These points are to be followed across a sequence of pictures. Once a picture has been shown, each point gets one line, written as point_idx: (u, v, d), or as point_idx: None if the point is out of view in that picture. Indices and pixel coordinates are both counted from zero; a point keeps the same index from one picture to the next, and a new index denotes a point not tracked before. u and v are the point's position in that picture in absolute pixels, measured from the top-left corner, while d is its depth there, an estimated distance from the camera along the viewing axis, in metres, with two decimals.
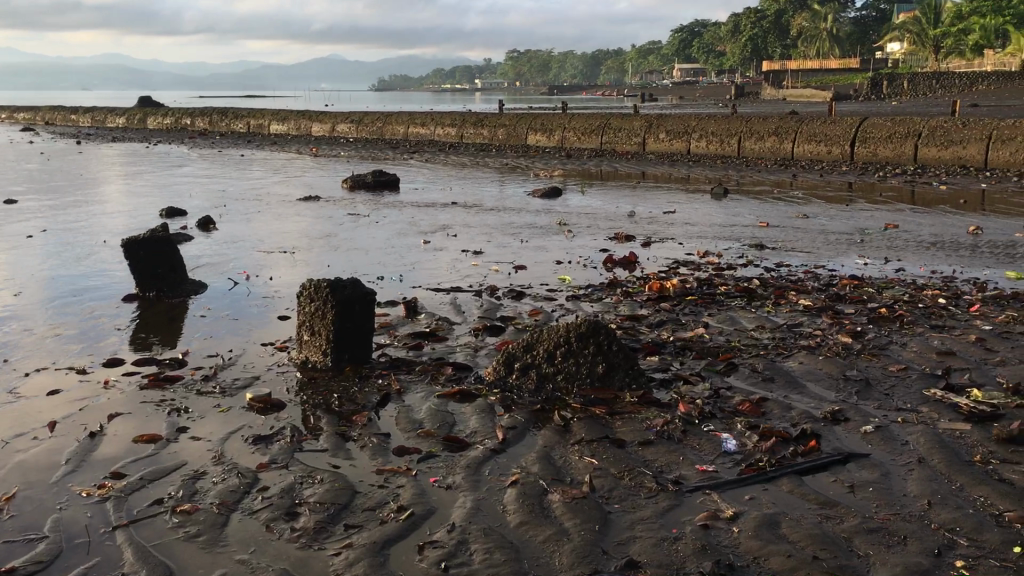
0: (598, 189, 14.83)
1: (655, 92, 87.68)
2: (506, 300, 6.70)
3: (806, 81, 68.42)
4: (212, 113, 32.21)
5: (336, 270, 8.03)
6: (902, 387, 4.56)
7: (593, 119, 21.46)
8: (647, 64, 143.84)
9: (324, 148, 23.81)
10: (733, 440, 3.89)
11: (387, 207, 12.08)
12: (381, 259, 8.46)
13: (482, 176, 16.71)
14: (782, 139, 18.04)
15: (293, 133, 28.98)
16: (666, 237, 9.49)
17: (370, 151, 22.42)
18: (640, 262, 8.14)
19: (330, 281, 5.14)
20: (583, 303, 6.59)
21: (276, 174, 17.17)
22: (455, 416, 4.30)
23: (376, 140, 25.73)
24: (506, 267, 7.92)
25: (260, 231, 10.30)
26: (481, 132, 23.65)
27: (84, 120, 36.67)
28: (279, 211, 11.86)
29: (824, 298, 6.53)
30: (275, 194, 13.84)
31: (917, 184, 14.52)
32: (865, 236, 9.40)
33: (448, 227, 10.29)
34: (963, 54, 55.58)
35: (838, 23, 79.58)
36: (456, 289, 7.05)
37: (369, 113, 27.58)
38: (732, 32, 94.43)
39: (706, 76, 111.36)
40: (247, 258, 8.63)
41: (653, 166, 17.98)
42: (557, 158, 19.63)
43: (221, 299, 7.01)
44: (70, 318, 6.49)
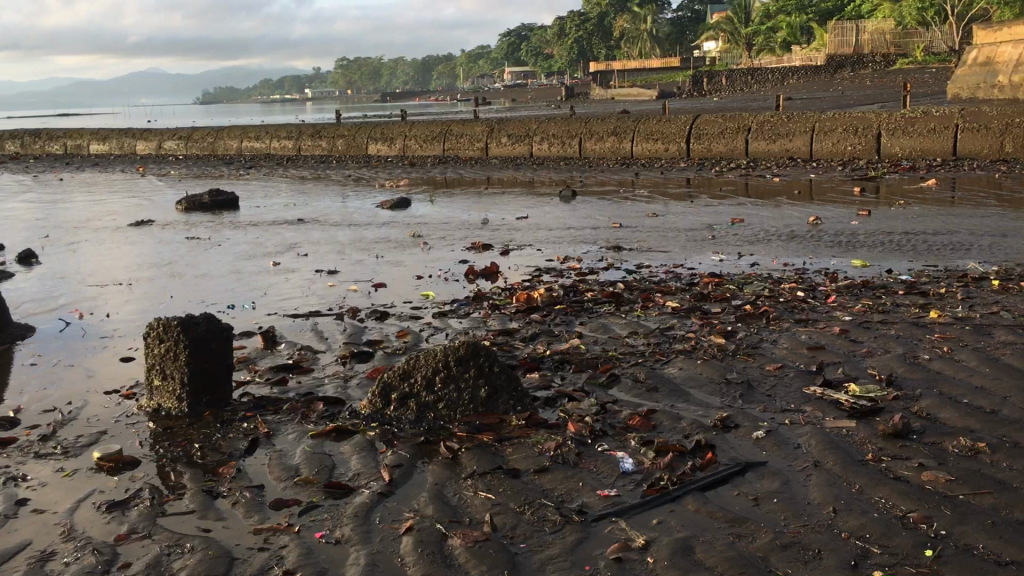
0: (446, 197, 14.63)
1: (488, 95, 88.43)
2: (370, 321, 6.39)
3: (632, 80, 70.65)
4: (23, 134, 30.04)
5: (180, 301, 7.49)
6: (782, 386, 4.56)
7: (433, 126, 21.25)
8: (477, 68, 145.01)
9: (151, 167, 22.56)
10: (630, 459, 3.76)
11: (228, 228, 11.46)
12: (229, 285, 7.96)
13: (325, 190, 16.20)
14: (621, 138, 18.37)
15: (116, 153, 27.38)
16: (523, 243, 9.38)
17: (202, 169, 21.41)
18: (501, 271, 7.98)
19: (181, 320, 4.70)
20: (450, 319, 6.36)
21: (101, 198, 16.08)
22: (334, 458, 3.98)
23: (207, 157, 24.61)
24: (365, 286, 7.59)
25: (89, 262, 9.54)
26: (319, 143, 23.02)
27: None
28: (109, 239, 11.04)
29: (689, 298, 6.56)
30: (102, 220, 12.91)
31: (752, 177, 15.07)
32: (715, 232, 9.59)
33: (297, 246, 9.83)
34: (774, 50, 58.83)
35: (658, 23, 82.60)
36: (314, 313, 6.68)
37: (197, 128, 26.36)
38: (559, 35, 96.44)
39: (536, 78, 113.27)
40: (77, 294, 7.93)
41: (498, 171, 17.95)
42: (400, 167, 19.31)
43: (52, 343, 6.38)
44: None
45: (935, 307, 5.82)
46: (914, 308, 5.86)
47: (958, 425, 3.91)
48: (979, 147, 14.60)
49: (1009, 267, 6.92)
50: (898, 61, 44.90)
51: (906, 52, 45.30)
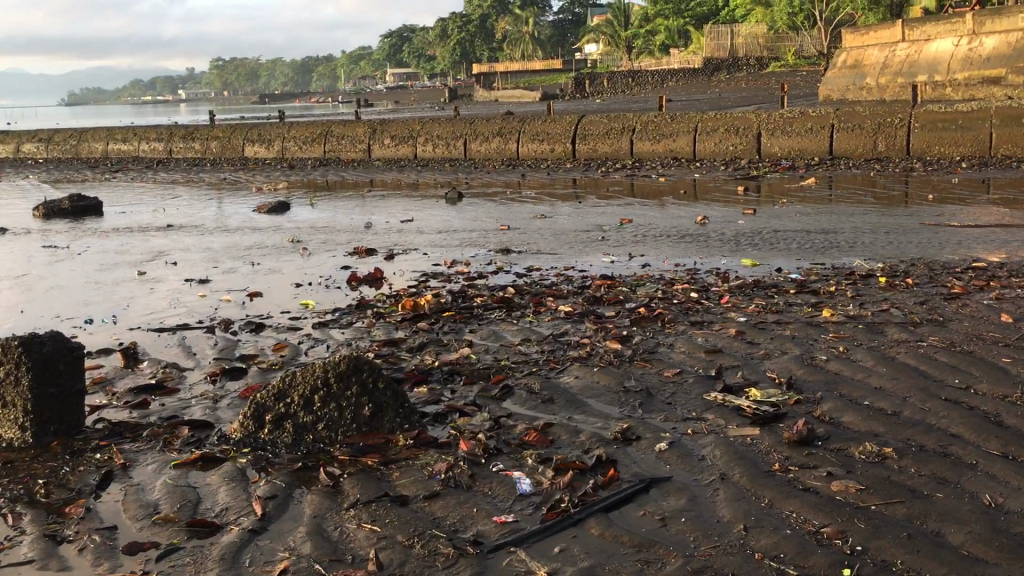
0: (328, 200, 14.12)
1: (371, 97, 87.39)
2: (244, 334, 5.95)
3: (515, 82, 70.97)
4: None
5: (30, 316, 6.84)
6: (682, 393, 4.38)
7: (313, 127, 20.63)
8: (359, 69, 143.25)
9: (8, 171, 21.17)
10: (527, 479, 3.48)
11: (91, 236, 10.70)
12: (89, 297, 7.35)
13: (198, 194, 15.43)
14: (506, 139, 18.19)
15: None
16: (409, 247, 9.04)
17: (65, 172, 20.18)
18: (386, 277, 7.63)
19: (22, 338, 4.13)
20: (331, 329, 5.98)
21: None
22: (199, 491, 3.57)
23: (71, 161, 23.28)
24: (239, 295, 7.12)
25: None
26: (193, 145, 22.04)
27: None
28: None
29: (582, 302, 6.36)
30: None
31: (637, 178, 15.12)
32: (604, 233, 9.47)
33: (166, 254, 9.22)
34: (653, 53, 60.11)
35: (539, 26, 83.27)
36: (182, 326, 6.18)
37: (59, 130, 24.91)
38: (441, 37, 96.11)
39: (419, 80, 112.60)
40: None
41: (381, 173, 17.52)
42: (279, 170, 18.64)
43: None
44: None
45: (827, 306, 5.78)
46: (807, 307, 5.81)
47: (862, 429, 3.79)
48: (853, 147, 15.01)
49: (893, 264, 6.99)
50: (770, 64, 46.50)
51: (777, 55, 47.20)
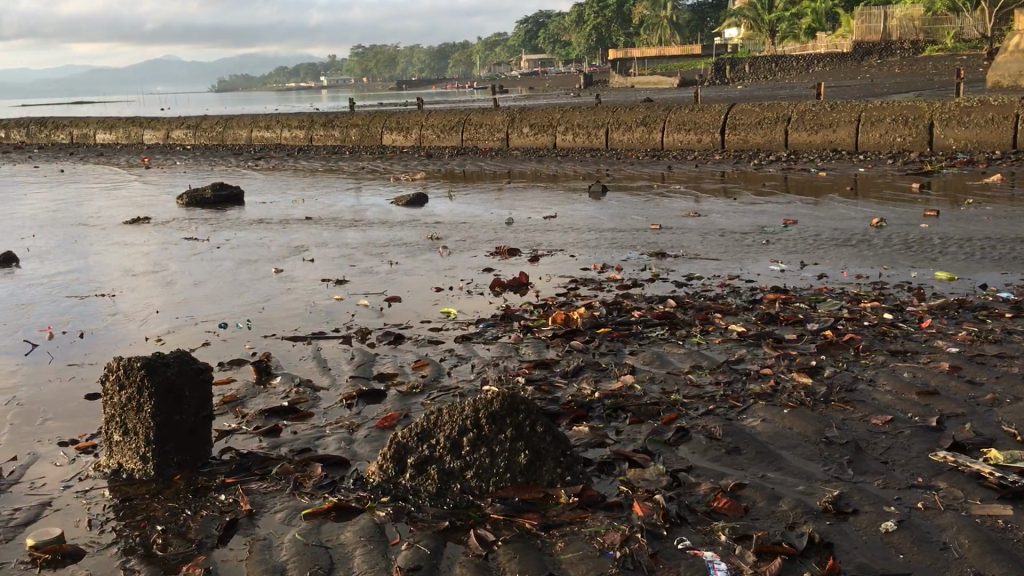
0: (467, 192, 13.69)
1: (506, 83, 87.38)
2: (381, 347, 5.47)
3: (652, 68, 69.44)
4: (31, 123, 29.25)
5: (166, 315, 6.56)
6: (901, 449, 3.61)
7: (451, 115, 20.30)
8: (494, 56, 143.74)
9: (159, 158, 21.74)
10: (723, 565, 2.82)
11: (231, 228, 10.56)
12: (225, 296, 7.07)
13: (337, 183, 15.28)
14: (650, 129, 17.38)
15: (124, 142, 26.54)
16: (553, 247, 8.46)
17: (211, 160, 20.54)
18: (532, 282, 7.06)
19: (145, 360, 3.72)
20: (475, 345, 5.44)
21: (101, 192, 15.21)
22: (332, 553, 3.06)
23: (218, 148, 23.76)
24: (377, 300, 6.68)
25: (75, 268, 8.64)
26: (333, 133, 22.11)
27: None
28: (101, 241, 10.15)
29: (755, 321, 5.61)
30: (98, 217, 12.04)
31: (795, 171, 14.07)
32: (767, 235, 8.63)
33: (305, 249, 8.94)
34: (798, 36, 57.48)
35: (678, 10, 81.28)
36: (317, 336, 5.77)
37: (208, 118, 25.49)
38: (577, 23, 95.20)
39: (555, 66, 112.03)
40: (51, 308, 6.99)
41: (519, 163, 17.00)
42: (416, 159, 18.37)
43: (16, 369, 5.40)
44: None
45: None
46: None
47: None
48: None
49: None
50: (929, 48, 43.70)
51: (935, 38, 44.07)
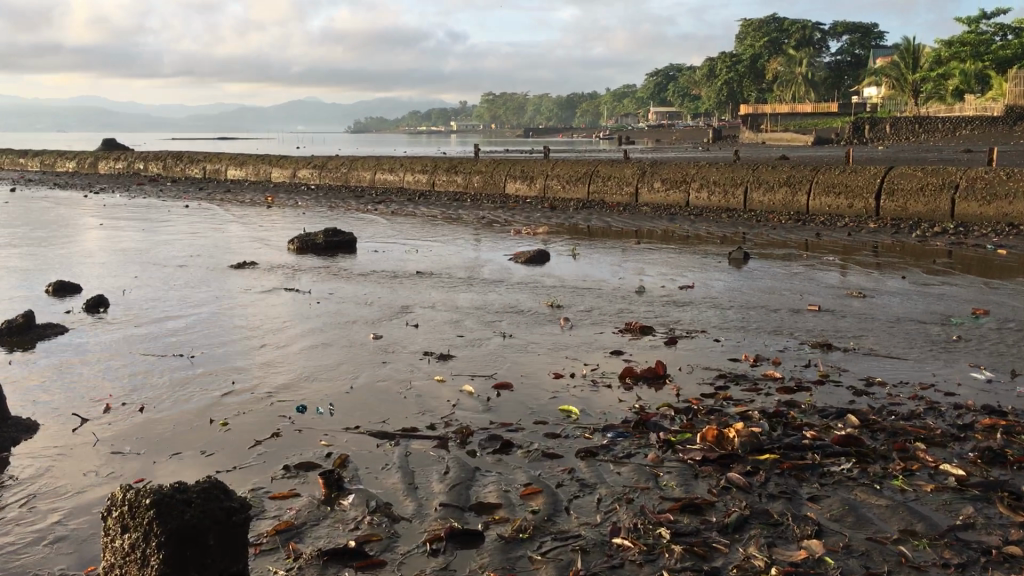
0: (592, 251, 12.57)
1: (633, 135, 86.51)
2: (484, 459, 4.36)
3: (785, 123, 67.24)
4: (165, 156, 29.94)
5: (241, 384, 5.63)
6: None
7: (578, 166, 19.29)
8: (622, 107, 143.26)
9: (281, 197, 21.49)
10: None
11: (336, 279, 9.74)
12: (312, 365, 6.12)
13: (454, 233, 14.41)
14: (795, 190, 15.92)
15: (250, 178, 26.65)
16: (694, 328, 7.23)
17: (331, 201, 20.12)
18: (670, 374, 5.85)
19: (157, 496, 2.70)
20: (603, 465, 4.26)
21: (216, 231, 14.80)
22: None
23: (339, 188, 23.45)
24: (485, 387, 5.59)
25: (164, 315, 7.87)
26: (455, 179, 21.43)
27: (32, 163, 35.24)
28: (199, 285, 9.46)
29: (975, 460, 4.25)
30: (205, 260, 11.48)
31: (965, 246, 12.39)
32: (956, 327, 7.18)
33: (411, 310, 7.97)
34: (943, 97, 54.45)
35: (814, 67, 78.87)
36: (407, 433, 4.70)
37: (334, 157, 25.28)
38: (708, 77, 93.72)
39: (683, 120, 110.57)
40: (121, 365, 6.15)
41: (649, 221, 15.80)
42: (539, 210, 17.40)
43: (53, 454, 4.51)
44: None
45: None
46: None
47: None
48: None
49: None
50: None
51: None
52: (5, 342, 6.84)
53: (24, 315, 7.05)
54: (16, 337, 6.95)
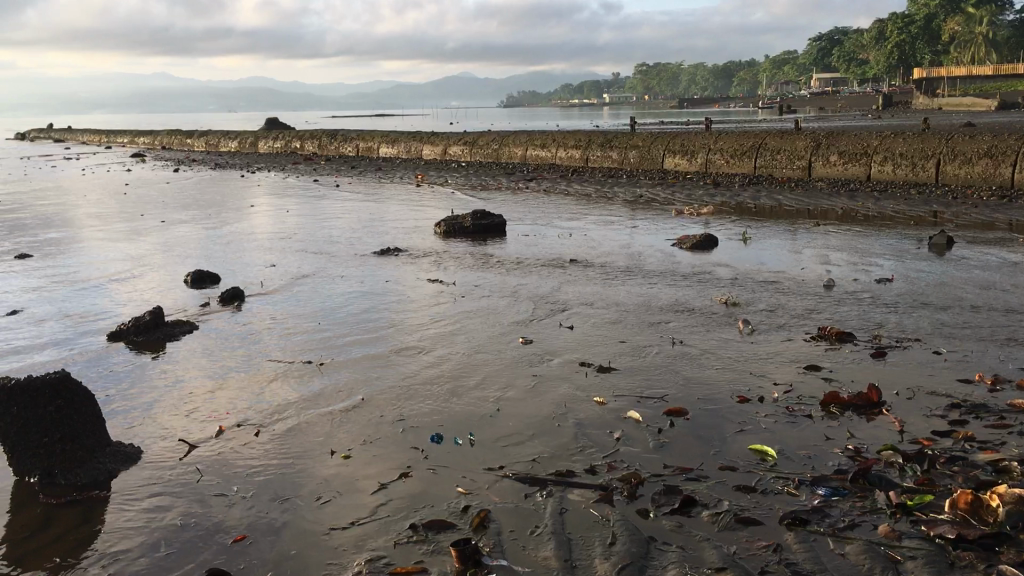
0: (765, 234, 11.31)
1: (796, 103, 82.59)
2: (662, 524, 3.40)
3: (965, 87, 62.26)
4: (321, 135, 30.20)
5: (372, 404, 4.87)
6: None
7: (744, 139, 17.86)
8: (782, 75, 137.35)
9: (431, 175, 21.03)
10: None
11: (485, 268, 8.97)
12: (451, 377, 5.31)
13: (610, 214, 13.43)
14: (997, 162, 14.01)
15: (402, 156, 26.46)
16: (905, 335, 6.00)
17: (481, 179, 19.49)
18: (886, 400, 4.71)
19: None
20: (821, 542, 3.23)
21: (365, 214, 14.39)
22: None
23: (490, 165, 22.81)
24: (654, 413, 4.63)
25: (300, 310, 7.29)
26: (610, 154, 20.38)
27: (199, 143, 36.50)
28: (343, 274, 8.91)
29: None
30: (351, 246, 11.00)
31: None
32: None
33: (567, 307, 7.08)
34: None
35: (998, 25, 72.67)
36: (562, 480, 3.81)
37: (485, 134, 24.66)
38: (877, 39, 88.22)
39: (849, 86, 104.74)
40: (245, 373, 5.52)
41: (825, 199, 14.31)
42: (701, 188, 16.16)
43: (152, 492, 3.83)
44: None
45: None
46: None
47: None
48: None
49: None
50: None
51: None
52: (131, 343, 6.38)
53: (153, 314, 6.57)
54: (144, 336, 6.47)
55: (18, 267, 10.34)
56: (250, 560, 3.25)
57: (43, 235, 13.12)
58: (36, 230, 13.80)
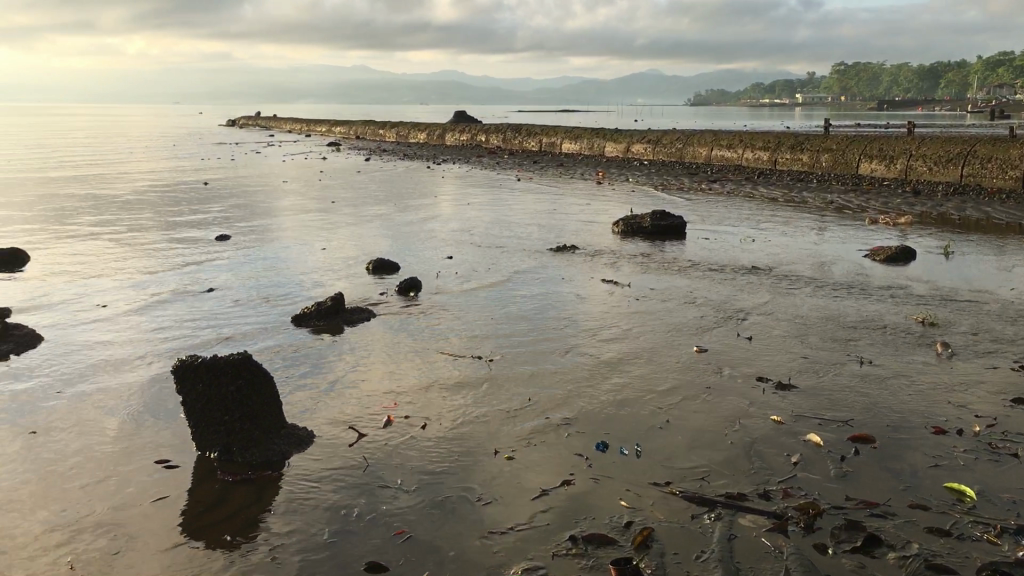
0: (968, 249, 10.48)
1: (1013, 106, 76.76)
2: (841, 563, 3.14)
3: None
4: (506, 130, 30.62)
5: (539, 405, 4.79)
6: None
7: (950, 144, 16.67)
8: (996, 78, 127.87)
9: (613, 172, 20.85)
10: None
11: (660, 270, 8.74)
12: (619, 384, 5.16)
13: (798, 219, 12.84)
14: None
15: (584, 152, 26.41)
16: None
17: (663, 178, 19.16)
18: None
19: None
20: None
21: (545, 210, 14.40)
22: None
23: (673, 164, 22.39)
24: (836, 438, 4.31)
25: (473, 305, 7.34)
26: (800, 157, 19.54)
27: (390, 134, 37.85)
28: (517, 270, 8.92)
29: None
30: (529, 242, 11.03)
31: None
32: None
33: (745, 316, 6.78)
34: None
35: None
36: (732, 502, 3.60)
37: (670, 132, 24.24)
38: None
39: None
40: (414, 366, 5.59)
41: None
42: (899, 195, 15.20)
43: (318, 476, 3.92)
44: (35, 505, 3.71)
45: None
46: None
47: None
48: None
49: None
50: None
51: None
52: (313, 326, 6.61)
53: (334, 299, 6.78)
54: (324, 321, 6.69)
55: (217, 248, 10.97)
56: (409, 559, 3.23)
57: (242, 219, 13.93)
58: (236, 214, 14.66)
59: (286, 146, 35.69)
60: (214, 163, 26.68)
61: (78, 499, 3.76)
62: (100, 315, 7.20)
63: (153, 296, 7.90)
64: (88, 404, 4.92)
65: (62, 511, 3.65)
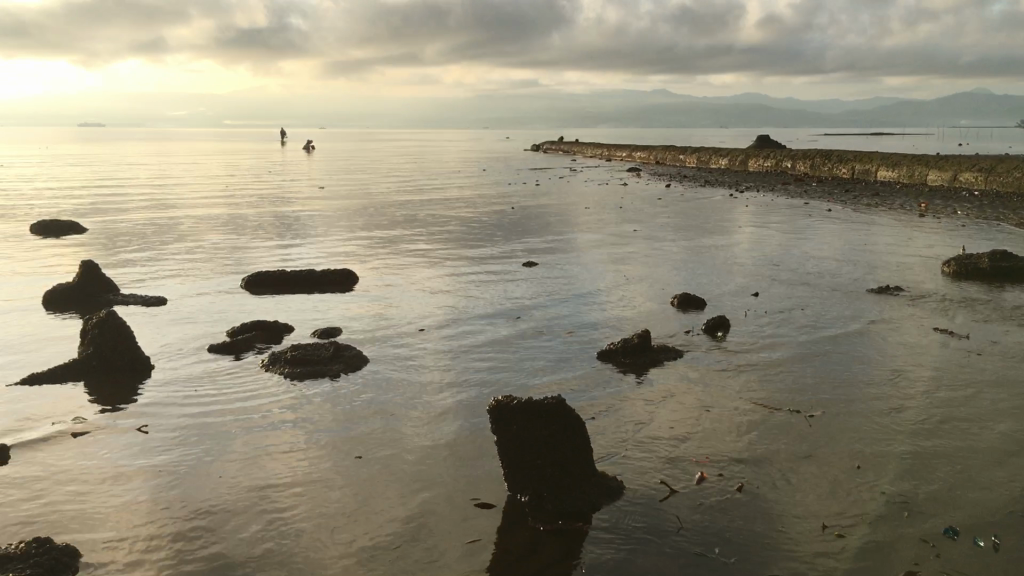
0: None
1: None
2: None
3: None
4: (814, 155, 29.27)
5: (867, 474, 4.36)
6: None
7: None
8: None
9: (935, 203, 19.14)
10: None
11: (1003, 320, 7.80)
12: (962, 453, 4.59)
13: None
14: None
15: (903, 179, 24.55)
16: None
17: (995, 211, 17.27)
18: None
19: None
20: None
21: (858, 245, 13.47)
22: None
23: (1010, 195, 20.15)
24: None
25: (784, 349, 6.95)
26: None
27: (692, 159, 37.62)
28: (826, 312, 8.37)
29: None
30: (840, 280, 10.33)
31: None
32: None
33: None
34: None
35: None
36: None
37: (1006, 159, 21.87)
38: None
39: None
40: (726, 415, 5.34)
41: None
42: None
43: (630, 535, 3.80)
44: (366, 538, 3.92)
45: None
46: None
47: None
48: None
49: None
50: None
51: None
52: (619, 364, 6.57)
53: (640, 337, 6.71)
54: (629, 358, 6.63)
55: (522, 278, 11.31)
56: None
57: (545, 249, 14.28)
58: (541, 243, 15.08)
59: (589, 174, 36.44)
60: (521, 189, 27.85)
61: (402, 536, 3.92)
62: (410, 344, 7.67)
63: (459, 327, 8.29)
64: (412, 438, 5.20)
65: (387, 547, 3.82)
